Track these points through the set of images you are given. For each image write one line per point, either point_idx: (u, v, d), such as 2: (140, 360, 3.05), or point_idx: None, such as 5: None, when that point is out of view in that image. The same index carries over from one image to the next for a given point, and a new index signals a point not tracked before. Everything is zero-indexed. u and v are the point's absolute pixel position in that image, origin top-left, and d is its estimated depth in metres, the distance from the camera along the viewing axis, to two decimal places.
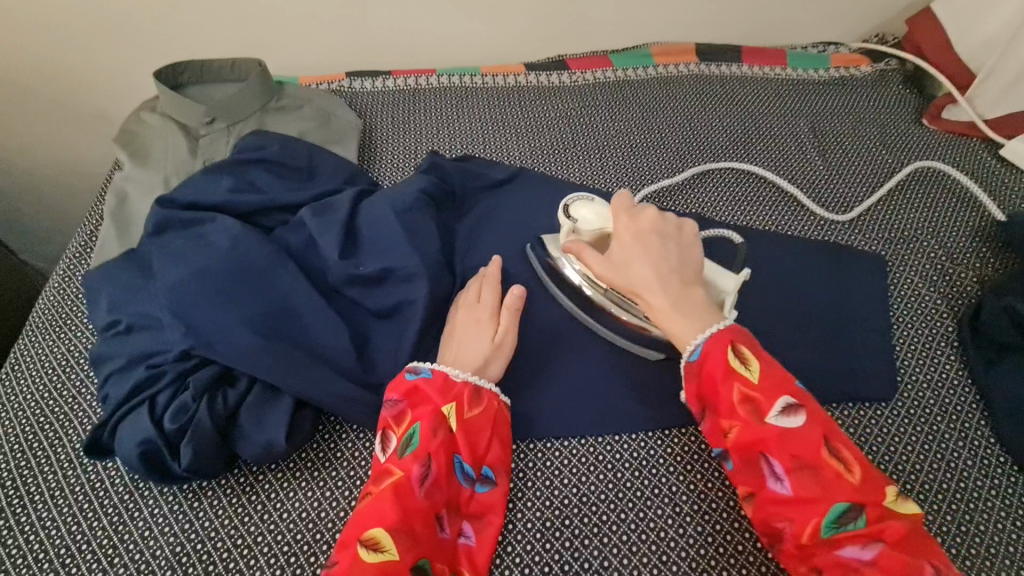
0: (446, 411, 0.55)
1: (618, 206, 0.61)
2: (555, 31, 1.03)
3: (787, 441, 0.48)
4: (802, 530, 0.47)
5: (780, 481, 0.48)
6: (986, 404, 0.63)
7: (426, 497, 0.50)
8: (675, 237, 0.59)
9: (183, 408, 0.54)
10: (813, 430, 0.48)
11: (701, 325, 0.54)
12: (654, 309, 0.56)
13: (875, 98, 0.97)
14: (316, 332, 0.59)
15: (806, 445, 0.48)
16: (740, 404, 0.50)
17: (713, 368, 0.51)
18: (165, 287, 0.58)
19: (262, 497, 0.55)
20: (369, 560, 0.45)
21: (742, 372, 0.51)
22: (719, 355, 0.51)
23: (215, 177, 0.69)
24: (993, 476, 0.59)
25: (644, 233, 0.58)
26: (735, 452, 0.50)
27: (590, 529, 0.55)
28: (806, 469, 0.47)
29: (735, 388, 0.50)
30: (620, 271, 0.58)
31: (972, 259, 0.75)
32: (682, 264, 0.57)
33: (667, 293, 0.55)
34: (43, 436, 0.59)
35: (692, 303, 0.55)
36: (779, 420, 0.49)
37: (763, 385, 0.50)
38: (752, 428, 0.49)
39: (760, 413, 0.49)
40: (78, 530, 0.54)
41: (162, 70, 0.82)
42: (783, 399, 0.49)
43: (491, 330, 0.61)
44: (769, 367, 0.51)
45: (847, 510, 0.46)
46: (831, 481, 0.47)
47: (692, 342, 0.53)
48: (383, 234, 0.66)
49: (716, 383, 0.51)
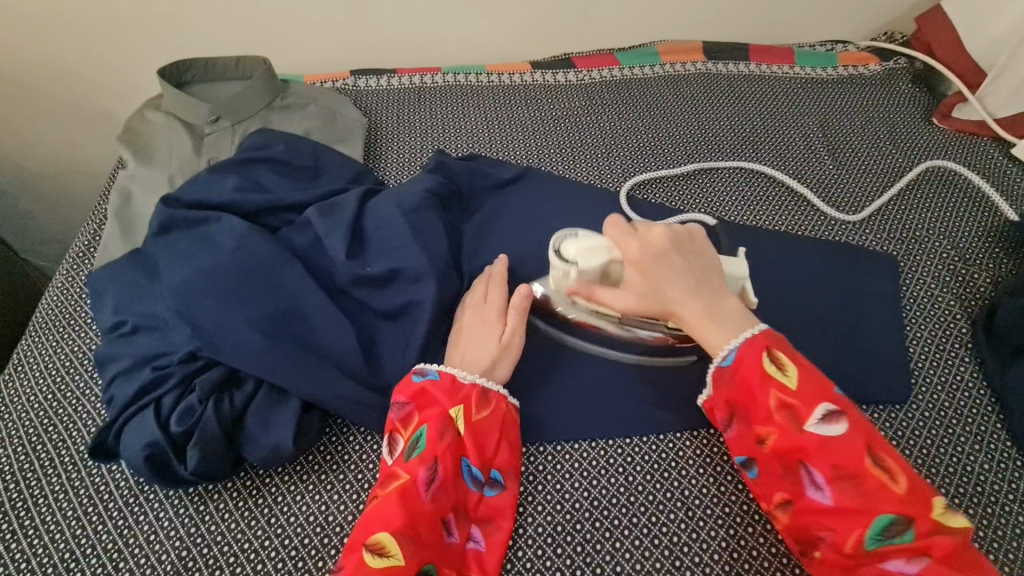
0: (453, 413, 0.54)
1: (617, 233, 0.57)
2: (561, 29, 1.02)
3: (827, 449, 0.47)
4: (844, 540, 0.46)
5: (820, 490, 0.47)
6: (1001, 407, 0.62)
7: (433, 501, 0.50)
8: (689, 249, 0.57)
9: (189, 410, 0.53)
10: (854, 439, 0.47)
11: (736, 330, 0.53)
12: (692, 325, 0.54)
13: (884, 96, 0.96)
14: (323, 333, 0.58)
15: (849, 455, 0.47)
16: (777, 411, 0.49)
17: (748, 374, 0.51)
18: (171, 287, 0.57)
19: (269, 500, 0.55)
20: (375, 565, 0.45)
21: (779, 378, 0.50)
22: (755, 360, 0.51)
23: (220, 176, 0.69)
24: (1009, 480, 0.58)
25: (659, 253, 0.55)
26: (771, 459, 0.50)
27: (601, 533, 0.54)
28: (848, 479, 0.47)
29: (772, 394, 0.50)
30: (648, 298, 0.55)
31: (985, 259, 0.74)
32: (706, 273, 0.56)
33: (701, 307, 0.54)
34: (47, 438, 0.59)
35: (725, 308, 0.55)
36: (818, 428, 0.48)
37: (802, 392, 0.49)
38: (790, 436, 0.48)
39: (799, 420, 0.49)
40: (83, 534, 0.53)
41: (166, 68, 0.81)
42: (822, 406, 0.49)
43: (498, 330, 0.60)
44: (807, 373, 0.50)
45: (892, 522, 0.45)
46: (874, 492, 0.46)
47: (727, 348, 0.52)
48: (390, 234, 0.65)
49: (751, 389, 0.51)
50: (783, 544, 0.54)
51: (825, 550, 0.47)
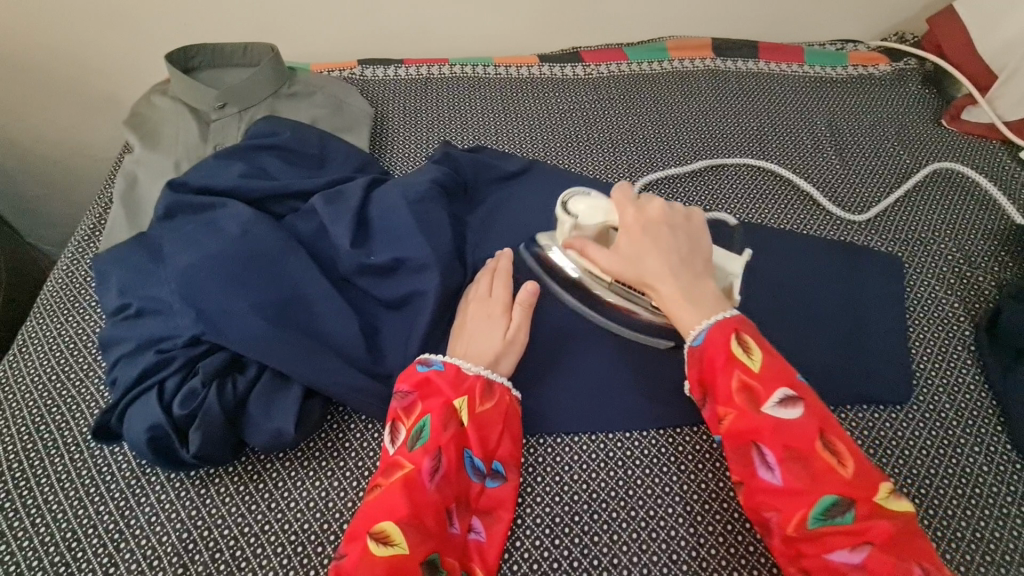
0: (457, 404, 0.54)
1: (621, 199, 0.60)
2: (570, 23, 1.02)
3: (780, 431, 0.47)
4: (788, 520, 0.46)
5: (771, 472, 0.47)
6: (1002, 409, 0.62)
7: (437, 491, 0.50)
8: (684, 228, 0.58)
9: (192, 394, 0.53)
10: (809, 423, 0.48)
11: (708, 312, 0.54)
12: (664, 300, 0.55)
13: (893, 97, 0.96)
14: (327, 321, 0.59)
15: (801, 437, 0.47)
16: (738, 392, 0.49)
17: (713, 357, 0.51)
18: (175, 271, 0.57)
19: (270, 485, 0.55)
20: (379, 554, 0.46)
21: (743, 360, 0.50)
22: (722, 342, 0.51)
23: (226, 162, 0.69)
24: (1008, 482, 0.58)
25: (653, 225, 0.57)
26: (727, 440, 0.50)
27: (599, 526, 0.55)
28: (799, 460, 0.47)
29: (734, 376, 0.50)
30: (630, 262, 0.57)
31: (990, 262, 0.74)
32: (693, 255, 0.57)
33: (677, 285, 0.55)
34: (51, 419, 0.59)
35: (702, 291, 0.55)
36: (774, 411, 0.48)
37: (763, 375, 0.49)
38: (746, 417, 0.49)
39: (756, 402, 0.49)
40: (84, 514, 0.53)
41: (174, 53, 0.81)
42: (781, 389, 0.49)
43: (503, 324, 0.60)
44: (770, 357, 0.51)
45: (835, 504, 0.45)
46: (822, 474, 0.46)
47: (697, 326, 0.53)
48: (395, 223, 0.65)
49: (715, 371, 0.51)
50: None
51: (771, 531, 0.48)
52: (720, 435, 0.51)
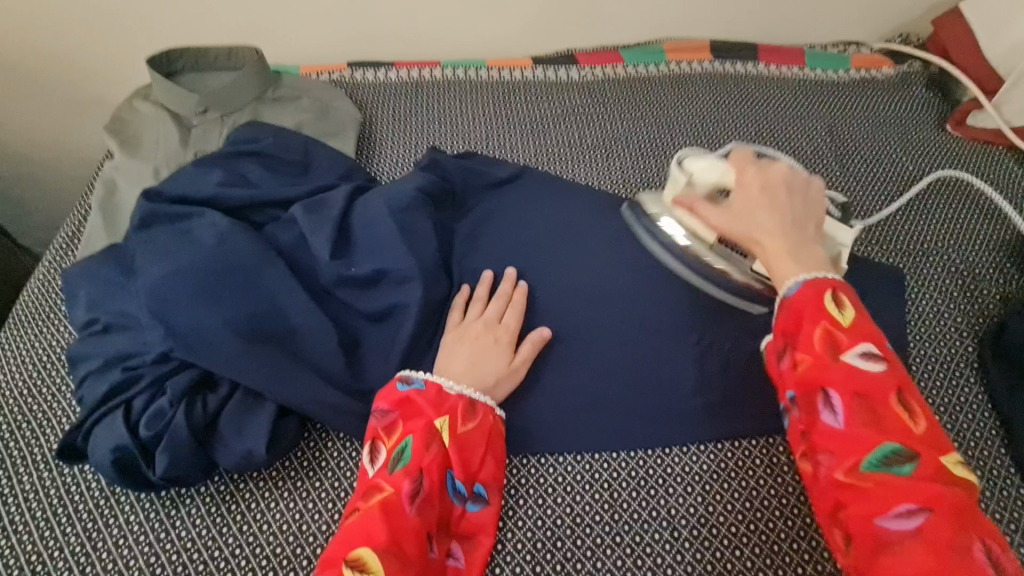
0: (439, 425, 0.52)
1: (742, 159, 0.59)
2: (565, 24, 0.99)
3: (855, 380, 0.45)
4: (841, 465, 0.43)
5: (835, 415, 0.45)
6: (1006, 430, 0.59)
7: (417, 515, 0.48)
8: (801, 194, 0.56)
9: (159, 413, 0.52)
10: (890, 379, 0.45)
11: (811, 270, 0.51)
12: (767, 254, 0.53)
13: (897, 101, 0.93)
14: (304, 336, 0.57)
15: (878, 389, 0.44)
16: (819, 338, 0.47)
17: (797, 302, 0.49)
18: (145, 285, 0.55)
19: (242, 506, 0.53)
20: None
21: (834, 312, 0.47)
22: (811, 295, 0.48)
23: (204, 169, 0.67)
24: (1012, 508, 0.55)
25: (770, 183, 0.56)
26: (792, 386, 0.47)
27: (582, 551, 0.53)
28: (868, 410, 0.44)
29: (820, 325, 0.47)
30: (740, 217, 0.55)
31: (995, 275, 0.71)
32: (804, 219, 0.55)
33: (784, 241, 0.52)
34: (21, 435, 0.57)
35: (808, 253, 0.52)
36: (854, 361, 0.46)
37: (850, 327, 0.47)
38: (820, 361, 0.46)
39: (836, 348, 0.46)
40: (50, 536, 0.52)
41: (155, 56, 0.79)
42: (867, 344, 0.46)
43: (507, 353, 0.59)
44: (864, 316, 0.48)
45: (897, 457, 0.42)
46: (890, 428, 0.43)
47: (789, 280, 0.50)
48: (377, 233, 0.63)
49: (797, 316, 0.49)
50: (771, 569, 0.51)
51: (817, 479, 0.45)
52: (785, 382, 0.48)
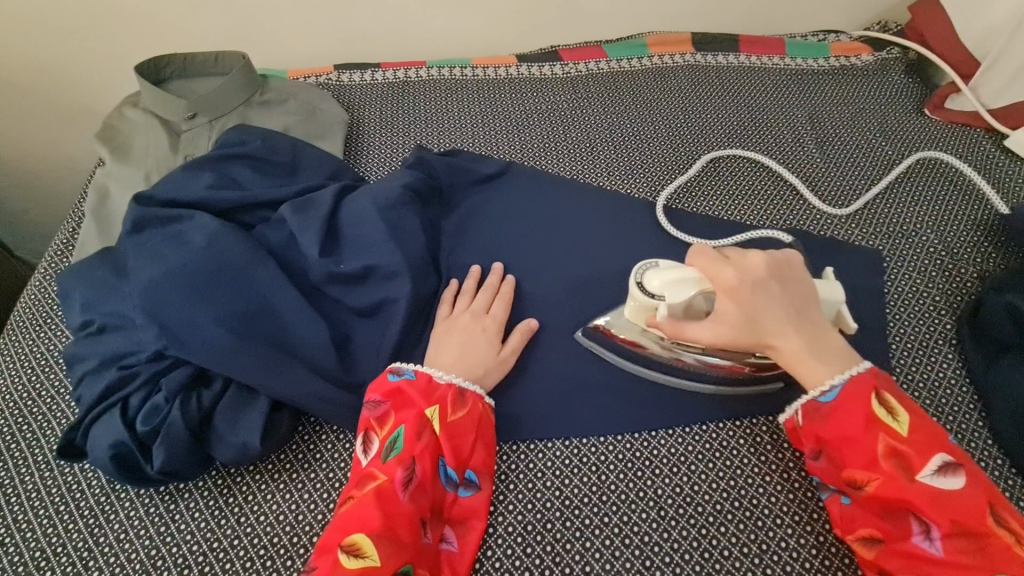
0: (429, 414, 0.54)
1: (709, 264, 0.54)
2: (548, 20, 1.00)
3: (941, 502, 0.46)
4: None
5: (932, 543, 0.46)
6: (984, 404, 0.61)
7: (410, 502, 0.49)
8: (790, 278, 0.54)
9: (155, 409, 0.53)
10: (974, 493, 0.46)
11: (839, 366, 0.52)
12: (789, 357, 0.52)
13: (876, 87, 0.94)
14: (295, 331, 0.58)
15: (966, 509, 0.45)
16: (887, 458, 0.48)
17: (853, 419, 0.49)
18: (138, 286, 0.57)
19: (240, 499, 0.55)
20: (350, 566, 0.45)
21: (890, 425, 0.49)
22: (863, 410, 0.49)
23: (194, 173, 0.68)
24: (989, 478, 0.57)
25: (759, 281, 0.53)
26: (874, 506, 0.48)
27: (572, 532, 0.54)
28: (965, 534, 0.45)
29: (881, 440, 0.48)
30: (741, 331, 0.52)
31: (974, 254, 0.72)
32: (805, 305, 0.53)
33: (801, 345, 0.52)
34: (21, 437, 0.59)
35: (826, 345, 0.53)
36: (932, 480, 0.47)
37: (914, 440, 0.48)
38: (897, 485, 0.47)
39: (910, 469, 0.47)
40: (53, 533, 0.53)
41: (144, 63, 0.81)
42: (937, 457, 0.47)
43: (495, 343, 0.61)
44: (921, 422, 0.49)
45: None
46: (994, 551, 0.44)
47: (830, 382, 0.51)
48: (364, 230, 0.64)
49: (858, 433, 0.49)
50: (756, 544, 0.53)
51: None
52: (864, 501, 0.49)
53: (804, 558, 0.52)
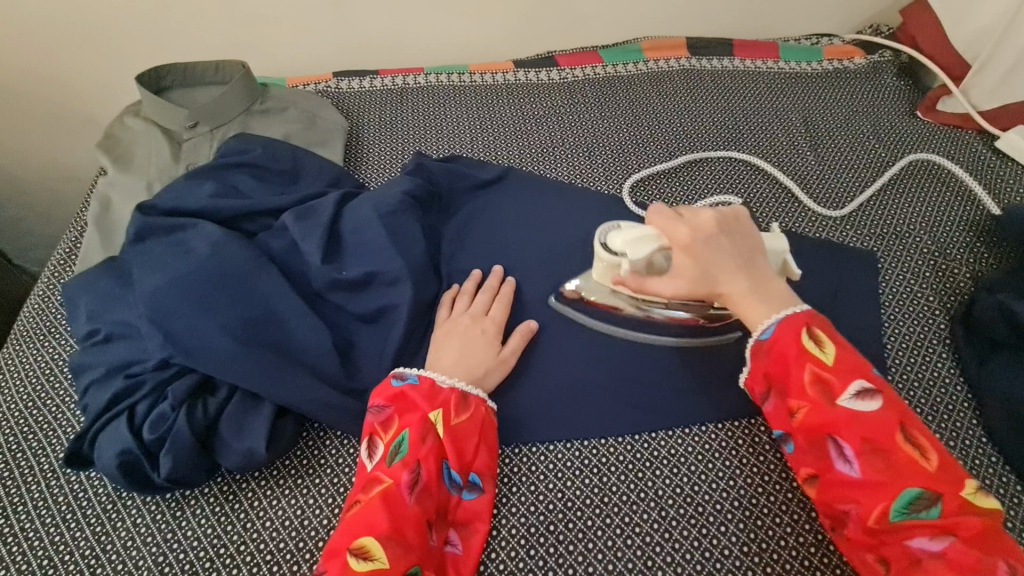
0: (433, 417, 0.54)
1: (665, 220, 0.56)
2: (544, 26, 1.01)
3: (858, 424, 0.47)
4: (868, 513, 0.46)
5: (850, 464, 0.47)
6: (978, 402, 0.62)
7: (416, 504, 0.50)
8: (737, 230, 0.56)
9: (162, 417, 0.54)
10: (888, 416, 0.47)
11: (777, 307, 0.53)
12: (733, 301, 0.54)
13: (869, 90, 0.96)
14: (299, 338, 0.59)
15: (879, 429, 0.47)
16: (811, 386, 0.49)
17: (784, 351, 0.51)
18: (143, 295, 0.57)
19: (245, 505, 0.55)
20: (359, 569, 0.45)
21: (816, 355, 0.50)
22: (792, 341, 0.51)
23: (197, 181, 0.69)
24: (984, 475, 0.58)
25: (710, 234, 0.55)
26: (801, 433, 0.50)
27: (574, 534, 0.55)
28: (879, 454, 0.47)
29: (807, 369, 0.50)
30: (695, 282, 0.54)
31: (966, 254, 0.74)
32: (753, 253, 0.55)
33: (744, 288, 0.53)
34: (27, 446, 0.59)
35: (768, 287, 0.54)
36: (851, 404, 0.48)
37: (838, 368, 0.49)
38: (821, 410, 0.49)
39: (832, 395, 0.49)
40: (61, 541, 0.54)
41: (144, 73, 0.81)
42: (858, 383, 0.49)
43: (495, 345, 0.61)
44: (845, 352, 0.50)
45: (919, 498, 0.45)
46: (903, 467, 0.46)
47: (765, 324, 0.52)
48: (367, 237, 0.65)
49: (788, 363, 0.51)
50: (757, 543, 0.53)
51: (850, 525, 0.48)
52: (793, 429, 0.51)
53: (804, 557, 0.53)
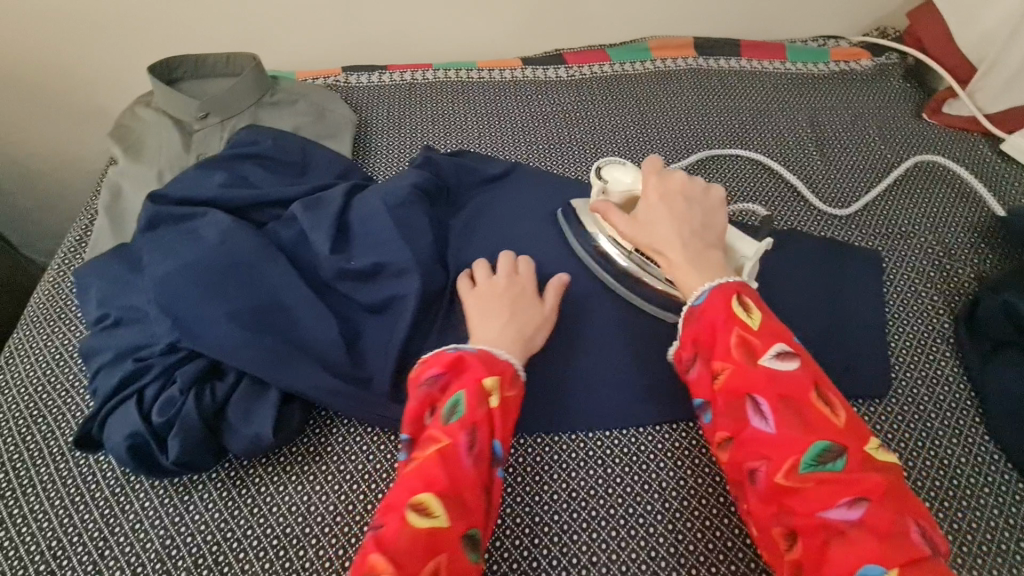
0: (490, 385, 0.52)
1: (650, 168, 0.62)
2: (552, 25, 1.02)
3: (776, 381, 0.46)
4: (778, 469, 0.44)
5: (765, 420, 0.46)
6: (981, 401, 0.62)
7: (472, 469, 0.48)
8: (701, 203, 0.59)
9: (170, 401, 0.54)
10: (804, 377, 0.47)
11: (710, 277, 0.53)
12: (671, 264, 0.56)
13: (875, 92, 0.96)
14: (307, 327, 0.59)
15: (796, 388, 0.46)
16: (736, 347, 0.48)
17: (714, 313, 0.51)
18: (153, 280, 0.58)
19: (252, 490, 0.56)
20: (417, 526, 0.43)
21: (743, 318, 0.50)
22: (720, 304, 0.51)
23: (207, 171, 0.69)
24: (986, 474, 0.58)
25: (670, 193, 0.59)
26: (721, 395, 0.48)
27: (578, 524, 0.55)
28: (794, 410, 0.46)
29: (733, 331, 0.49)
30: (642, 226, 0.59)
31: (970, 254, 0.74)
32: (705, 228, 0.57)
33: (682, 252, 0.55)
34: (37, 429, 0.60)
35: (708, 260, 0.55)
36: (771, 364, 0.47)
37: (761, 331, 0.49)
38: (743, 369, 0.48)
39: (753, 355, 0.48)
40: (70, 523, 0.54)
41: (156, 64, 0.82)
42: (778, 344, 0.48)
43: (538, 304, 0.62)
44: (770, 318, 0.50)
45: (827, 452, 0.44)
46: (815, 423, 0.45)
47: (697, 289, 0.53)
48: (375, 228, 0.65)
49: (716, 327, 0.50)
50: None
51: (756, 486, 0.45)
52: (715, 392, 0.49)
53: None
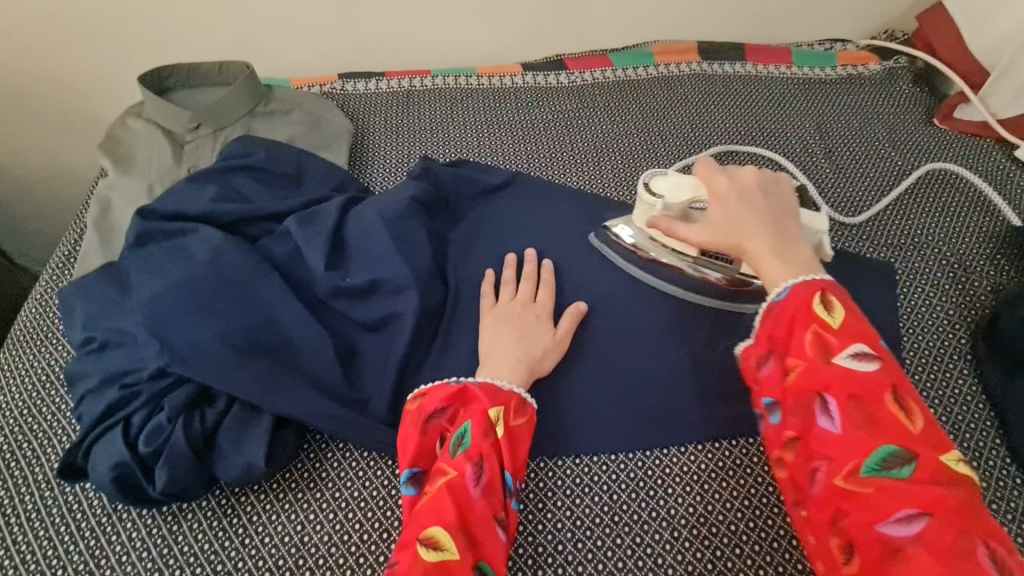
0: (494, 415, 0.51)
1: (708, 171, 0.58)
2: (553, 29, 1.00)
3: (849, 380, 0.44)
4: (839, 470, 0.42)
5: (832, 420, 0.44)
6: (1001, 420, 0.60)
7: (481, 501, 0.47)
8: (775, 195, 0.57)
9: (158, 429, 0.52)
10: (883, 380, 0.44)
11: (798, 271, 0.50)
12: (755, 257, 0.52)
13: (884, 96, 0.94)
14: (301, 348, 0.57)
15: (872, 389, 0.43)
16: (810, 343, 0.46)
17: (790, 309, 0.48)
18: (140, 302, 0.56)
19: (243, 520, 0.53)
20: (428, 559, 0.42)
21: (822, 316, 0.47)
22: (799, 301, 0.48)
23: (198, 185, 0.67)
24: (1009, 498, 0.56)
25: (745, 189, 0.56)
26: (789, 392, 0.46)
27: (583, 554, 0.53)
28: (864, 411, 0.43)
29: (810, 328, 0.47)
30: (721, 227, 0.54)
31: (986, 266, 0.72)
32: (782, 218, 0.55)
33: (768, 245, 0.52)
34: (21, 455, 0.58)
35: (793, 251, 0.52)
36: (847, 363, 0.45)
37: (842, 330, 0.46)
38: (814, 367, 0.45)
39: (828, 352, 0.45)
40: (54, 555, 0.52)
41: (147, 74, 0.80)
42: (858, 345, 0.45)
43: (550, 328, 0.60)
44: (855, 317, 0.47)
45: (895, 459, 0.41)
46: (888, 429, 0.42)
47: (781, 285, 0.49)
48: (372, 244, 0.63)
49: (791, 322, 0.48)
50: (771, 566, 0.52)
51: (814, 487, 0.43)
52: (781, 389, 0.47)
53: None
